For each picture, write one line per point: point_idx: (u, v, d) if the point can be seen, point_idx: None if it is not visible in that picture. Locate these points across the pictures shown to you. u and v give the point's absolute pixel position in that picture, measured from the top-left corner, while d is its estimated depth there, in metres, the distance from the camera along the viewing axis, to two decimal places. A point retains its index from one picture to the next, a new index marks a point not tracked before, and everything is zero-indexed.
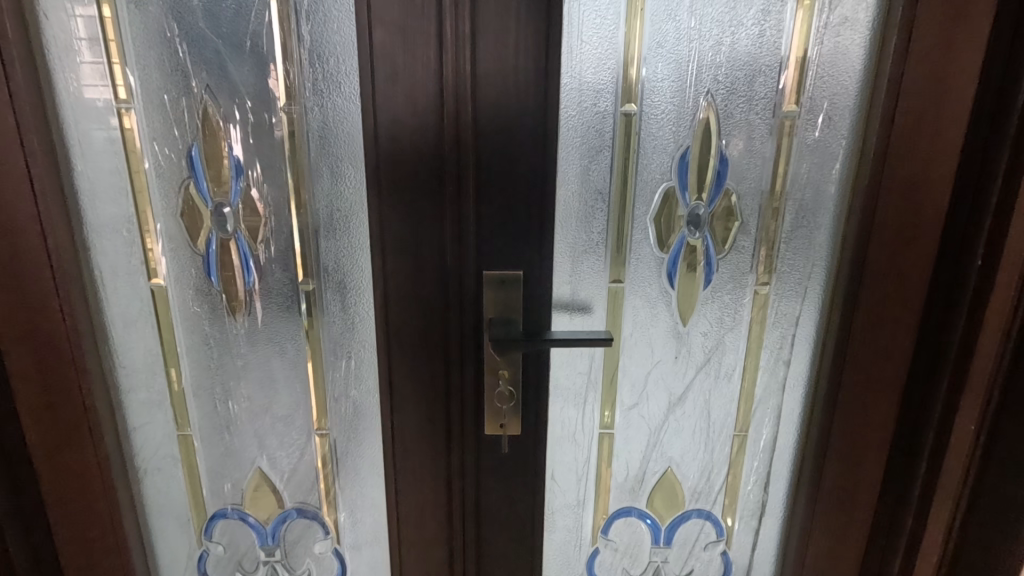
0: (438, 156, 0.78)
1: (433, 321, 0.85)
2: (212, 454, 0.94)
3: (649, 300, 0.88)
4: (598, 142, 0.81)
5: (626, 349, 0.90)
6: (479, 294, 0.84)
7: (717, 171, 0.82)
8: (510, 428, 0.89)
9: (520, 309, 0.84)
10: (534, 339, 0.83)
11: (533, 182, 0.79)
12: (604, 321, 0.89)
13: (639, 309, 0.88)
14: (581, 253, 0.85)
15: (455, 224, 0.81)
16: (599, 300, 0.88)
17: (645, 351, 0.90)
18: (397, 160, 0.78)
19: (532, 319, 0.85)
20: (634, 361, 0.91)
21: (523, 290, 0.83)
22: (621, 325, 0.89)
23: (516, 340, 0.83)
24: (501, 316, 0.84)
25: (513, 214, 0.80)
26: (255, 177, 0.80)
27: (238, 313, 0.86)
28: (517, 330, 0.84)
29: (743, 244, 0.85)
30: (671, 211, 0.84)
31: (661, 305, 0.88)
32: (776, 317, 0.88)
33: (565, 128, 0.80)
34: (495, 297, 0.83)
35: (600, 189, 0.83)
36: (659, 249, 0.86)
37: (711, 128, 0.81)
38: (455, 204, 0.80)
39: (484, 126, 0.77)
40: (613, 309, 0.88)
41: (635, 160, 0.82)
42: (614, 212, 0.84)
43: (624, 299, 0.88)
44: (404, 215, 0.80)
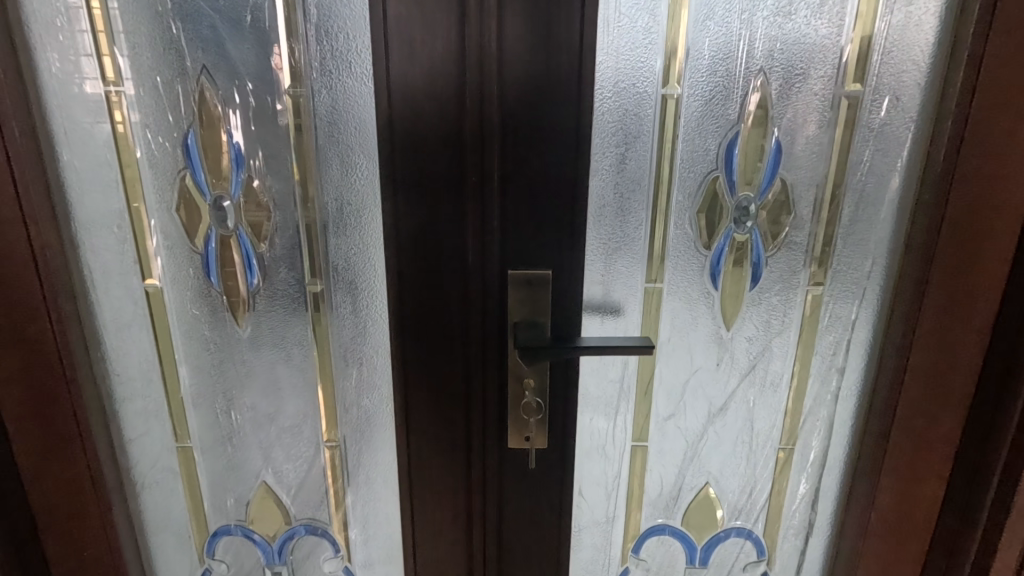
0: (459, 143, 0.70)
1: (452, 325, 0.77)
2: (213, 467, 0.87)
3: (690, 301, 0.80)
4: (636, 127, 0.73)
5: (663, 355, 0.83)
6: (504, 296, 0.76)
7: (770, 159, 0.75)
8: (536, 441, 0.82)
9: (550, 312, 0.77)
10: (566, 344, 0.75)
11: (565, 172, 0.71)
12: (640, 324, 0.81)
13: (679, 311, 0.81)
14: (615, 250, 0.78)
15: (477, 219, 0.73)
16: (635, 302, 0.80)
17: (684, 357, 0.83)
18: (414, 147, 0.70)
19: (562, 322, 0.78)
20: (671, 369, 0.84)
21: (552, 291, 0.76)
22: (658, 329, 0.82)
23: (547, 346, 0.75)
24: (528, 320, 0.76)
25: (541, 207, 0.73)
26: (256, 167, 0.72)
27: (240, 317, 0.79)
28: (547, 335, 0.77)
29: (795, 240, 0.78)
30: (718, 203, 0.76)
31: (703, 307, 0.81)
32: (832, 318, 0.80)
33: (600, 111, 0.72)
34: (521, 299, 0.76)
35: (637, 179, 0.75)
36: (702, 245, 0.78)
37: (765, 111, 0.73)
38: (478, 196, 0.72)
39: (512, 108, 0.69)
40: (649, 311, 0.81)
41: (676, 147, 0.74)
42: (651, 205, 0.76)
43: (662, 301, 0.80)
44: (422, 208, 0.72)
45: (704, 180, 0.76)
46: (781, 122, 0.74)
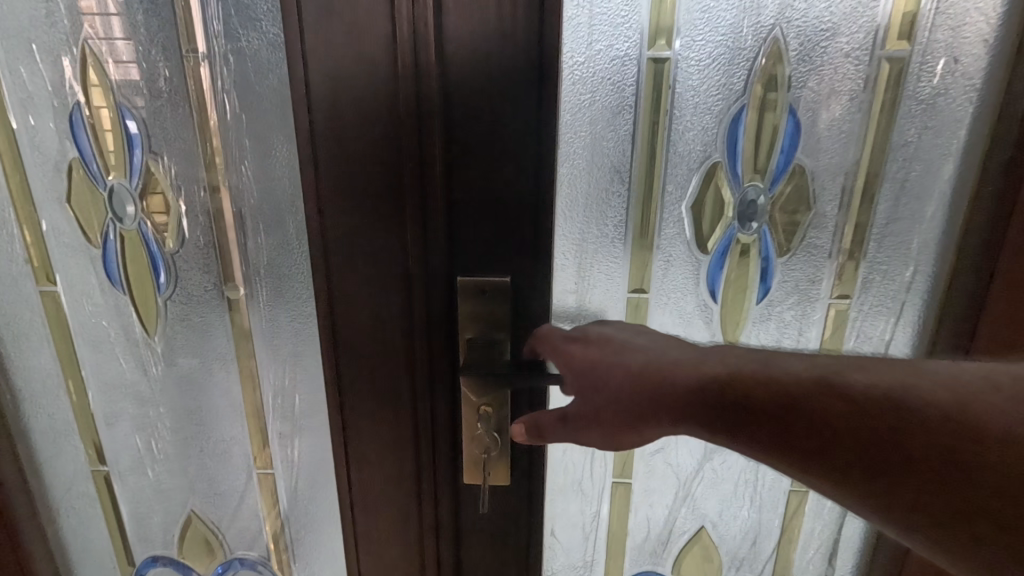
0: (393, 119, 0.57)
1: (394, 342, 0.65)
2: (133, 493, 0.77)
3: (683, 315, 0.69)
4: (616, 99, 0.61)
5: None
6: (453, 308, 0.63)
7: (784, 139, 0.62)
8: (497, 478, 0.69)
9: (508, 331, 0.63)
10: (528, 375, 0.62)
11: (524, 157, 0.58)
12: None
13: (670, 327, 0.70)
14: (592, 250, 0.66)
15: (417, 215, 0.60)
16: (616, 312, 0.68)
17: None
18: (339, 126, 0.57)
19: (524, 344, 0.64)
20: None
21: (512, 303, 0.62)
22: None
23: (503, 377, 0.63)
24: (484, 337, 0.63)
25: (496, 201, 0.59)
26: (155, 149, 0.61)
27: (150, 326, 0.68)
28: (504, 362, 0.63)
29: (816, 242, 0.66)
30: (717, 197, 0.65)
31: (698, 322, 0.70)
32: (855, 334, 0.68)
33: (569, 81, 0.60)
34: (473, 312, 0.62)
35: (617, 165, 0.63)
36: (698, 249, 0.67)
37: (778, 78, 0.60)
38: (417, 186, 0.59)
39: (456, 76, 0.56)
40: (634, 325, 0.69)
41: (664, 125, 0.62)
42: (633, 196, 0.65)
43: (648, 312, 0.69)
44: (352, 201, 0.60)
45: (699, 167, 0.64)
46: (796, 91, 0.60)
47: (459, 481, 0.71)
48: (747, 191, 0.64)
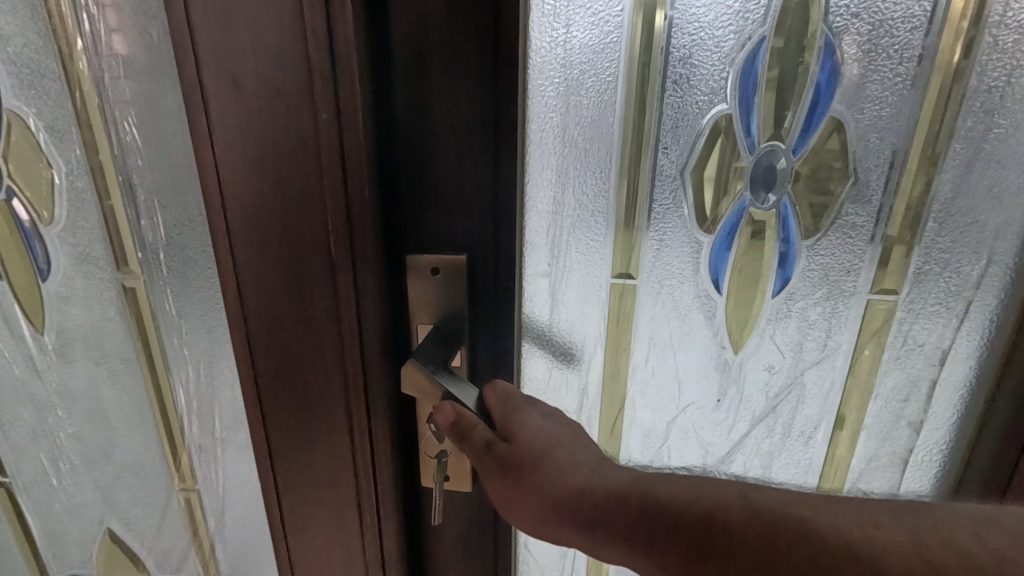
0: (301, 61, 0.43)
1: (320, 343, 0.52)
2: (40, 507, 0.67)
3: (679, 307, 0.60)
4: (597, 36, 0.50)
5: (636, 389, 0.64)
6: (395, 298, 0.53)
7: (815, 90, 0.52)
8: (459, 482, 0.60)
9: (465, 333, 0.53)
10: (470, 396, 0.51)
11: (478, 113, 0.45)
12: (604, 334, 0.61)
13: (664, 321, 0.60)
14: (568, 225, 0.56)
15: (337, 187, 0.46)
16: (596, 305, 0.60)
17: (671, 389, 0.63)
18: (232, 72, 0.44)
19: (483, 349, 0.55)
20: (650, 406, 0.64)
21: (468, 288, 0.52)
22: (632, 346, 0.61)
23: (445, 393, 0.50)
24: (437, 321, 0.53)
25: (444, 170, 0.48)
26: (17, 101, 0.49)
27: (36, 318, 0.57)
28: (450, 375, 0.51)
29: (852, 219, 0.55)
30: (725, 162, 0.55)
31: (698, 316, 0.60)
32: (899, 338, 0.58)
33: (540, 9, 0.48)
34: (424, 294, 0.52)
35: (597, 119, 0.53)
36: (699, 228, 0.57)
37: (815, 12, 0.50)
38: (336, 150, 0.45)
39: (393, 9, 0.44)
40: (617, 312, 0.60)
41: (656, 67, 0.51)
42: (617, 158, 0.54)
43: (635, 302, 0.60)
44: (255, 164, 0.46)
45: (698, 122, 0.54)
46: (838, 22, 0.50)
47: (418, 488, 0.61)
48: (767, 154, 0.55)
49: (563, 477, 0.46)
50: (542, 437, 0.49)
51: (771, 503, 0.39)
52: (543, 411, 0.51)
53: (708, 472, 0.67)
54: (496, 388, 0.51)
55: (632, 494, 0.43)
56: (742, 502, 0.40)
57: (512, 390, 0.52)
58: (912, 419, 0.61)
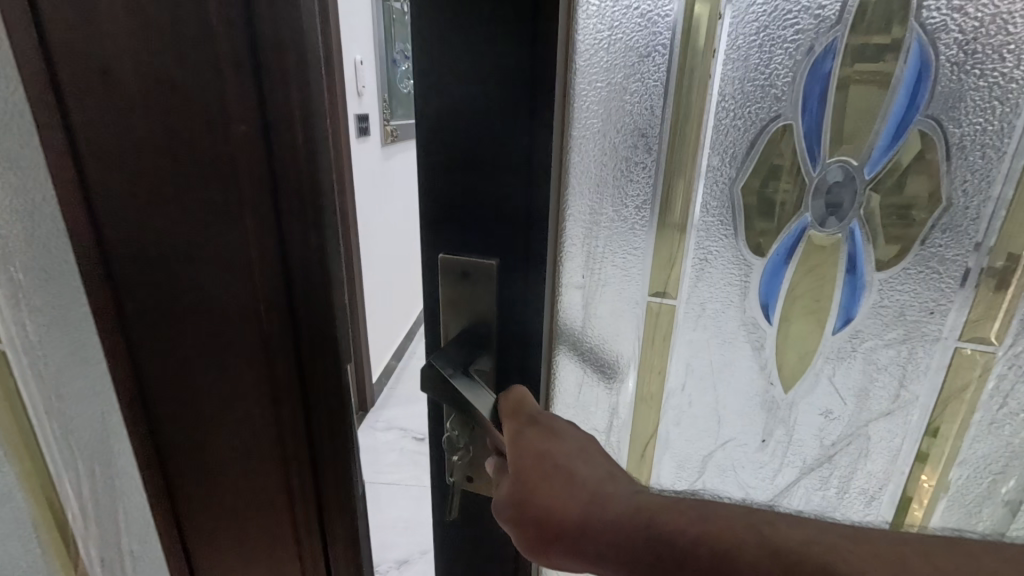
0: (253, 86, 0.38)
1: (253, 406, 0.47)
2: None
3: (723, 334, 0.53)
4: (644, 36, 0.44)
5: (668, 420, 0.57)
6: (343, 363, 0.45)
7: (896, 102, 0.44)
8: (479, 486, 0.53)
9: (494, 337, 0.47)
10: (489, 402, 0.46)
11: (517, 126, 0.39)
12: (637, 351, 0.54)
13: (704, 346, 0.53)
14: (603, 243, 0.49)
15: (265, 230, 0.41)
16: (631, 317, 0.52)
17: (708, 420, 0.56)
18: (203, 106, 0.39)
19: (513, 363, 0.48)
20: (685, 435, 0.57)
21: (499, 291, 0.45)
22: (667, 374, 0.55)
23: (460, 401, 0.45)
24: (467, 326, 0.47)
25: (478, 180, 0.41)
26: None
27: None
28: (469, 380, 0.46)
29: (938, 249, 0.47)
30: (782, 180, 0.48)
31: (744, 347, 0.53)
32: (996, 401, 0.50)
33: (586, 11, 0.41)
34: (453, 296, 0.46)
35: (641, 129, 0.46)
36: (749, 249, 0.50)
37: (899, 11, 0.42)
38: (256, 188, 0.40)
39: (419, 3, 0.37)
40: (652, 337, 0.53)
41: (708, 72, 0.45)
42: (661, 169, 0.48)
43: (675, 325, 0.53)
44: (185, 217, 0.42)
45: (754, 128, 0.46)
46: (933, 19, 0.42)
47: (444, 499, 0.57)
48: (831, 171, 0.47)
49: (563, 507, 0.40)
50: (537, 460, 0.42)
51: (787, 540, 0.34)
52: (553, 427, 0.44)
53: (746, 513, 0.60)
54: (512, 393, 0.46)
55: (636, 517, 0.37)
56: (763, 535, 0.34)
57: (529, 399, 0.46)
58: (1010, 498, 0.53)
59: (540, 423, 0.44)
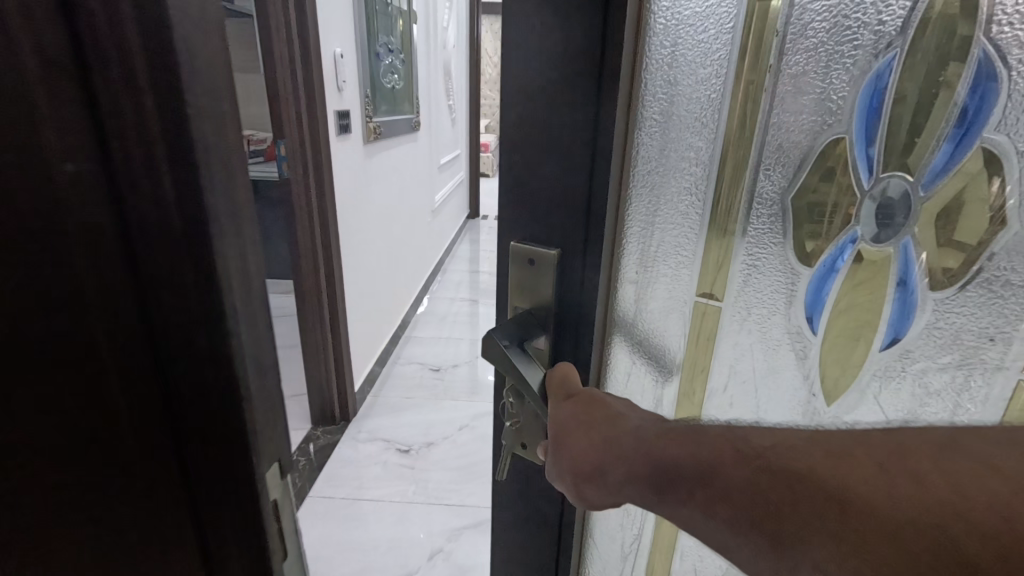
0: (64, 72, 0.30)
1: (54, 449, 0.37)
2: None
3: (767, 338, 0.55)
4: (703, 57, 0.49)
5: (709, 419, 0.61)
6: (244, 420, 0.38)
7: (956, 118, 0.42)
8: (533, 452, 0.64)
9: (551, 319, 0.56)
10: (540, 376, 0.55)
11: (580, 142, 0.48)
12: (682, 350, 0.60)
13: (748, 350, 0.57)
14: (656, 240, 0.56)
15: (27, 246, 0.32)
16: (677, 317, 0.59)
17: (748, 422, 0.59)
18: None
19: (567, 341, 0.57)
20: None
21: (558, 279, 0.54)
22: (709, 367, 0.60)
23: (514, 370, 0.54)
24: (530, 308, 0.56)
25: (543, 191, 0.51)
26: None
27: None
28: (524, 354, 0.55)
29: (1009, 278, 0.42)
30: (833, 192, 0.48)
31: (787, 351, 0.55)
32: None
33: (654, 28, 0.47)
34: (520, 281, 0.56)
35: (696, 142, 0.52)
36: (795, 256, 0.52)
37: (966, 22, 0.40)
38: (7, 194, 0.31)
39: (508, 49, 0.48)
40: (696, 334, 0.59)
41: (763, 84, 0.48)
42: (712, 177, 0.52)
43: (718, 324, 0.57)
44: None
45: (807, 140, 0.48)
46: (1004, 35, 0.39)
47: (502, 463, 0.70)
48: (887, 189, 0.46)
49: (584, 455, 0.46)
50: (566, 425, 0.49)
51: (754, 443, 0.36)
52: (583, 394, 0.50)
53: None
54: (555, 371, 0.54)
55: (637, 458, 0.41)
56: (742, 454, 0.35)
57: (570, 372, 0.53)
58: None
59: (574, 394, 0.51)
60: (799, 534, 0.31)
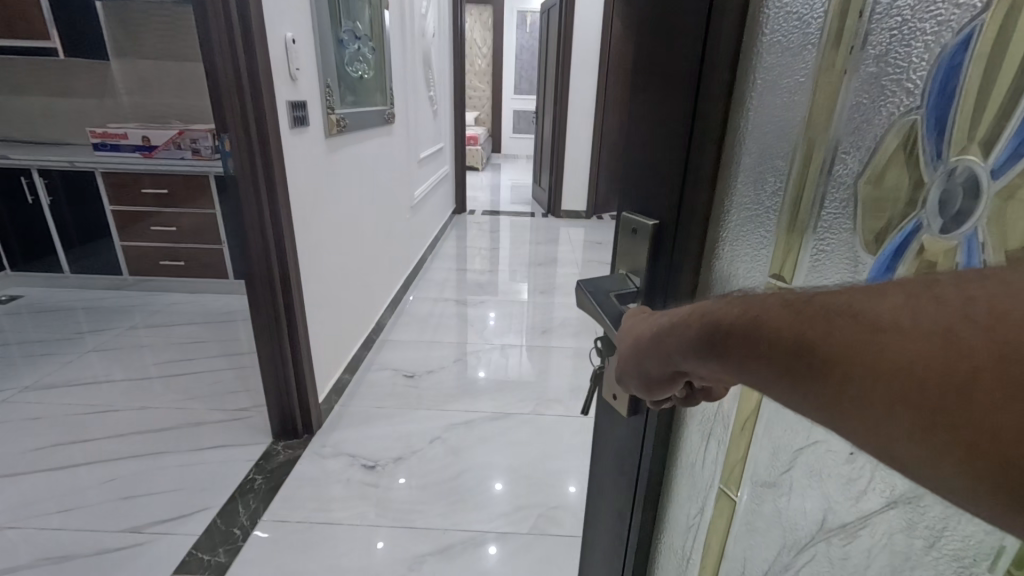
0: None
1: None
2: None
3: None
4: (798, 39, 0.47)
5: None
6: None
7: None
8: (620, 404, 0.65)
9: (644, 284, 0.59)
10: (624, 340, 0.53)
11: (671, 126, 0.51)
12: None
13: None
14: (743, 222, 0.55)
15: None
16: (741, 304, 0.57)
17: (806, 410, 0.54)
18: None
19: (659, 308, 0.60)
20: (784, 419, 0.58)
21: (653, 248, 0.57)
22: None
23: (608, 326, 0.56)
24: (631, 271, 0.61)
25: (654, 169, 0.55)
26: None
27: None
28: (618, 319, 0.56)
29: None
30: (899, 179, 0.41)
31: None
32: None
33: (757, 13, 0.48)
34: (626, 245, 0.61)
35: (786, 126, 0.50)
36: (862, 247, 0.46)
37: None
38: None
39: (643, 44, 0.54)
40: None
41: (846, 68, 0.45)
42: (794, 161, 0.50)
43: None
44: None
45: (878, 128, 0.43)
46: None
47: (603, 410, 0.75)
48: (956, 173, 0.37)
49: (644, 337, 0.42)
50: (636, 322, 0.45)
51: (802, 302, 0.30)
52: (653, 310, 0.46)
53: (826, 533, 0.54)
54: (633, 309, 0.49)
55: (687, 329, 0.36)
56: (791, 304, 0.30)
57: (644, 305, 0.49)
58: None
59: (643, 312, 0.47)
60: (830, 381, 0.27)
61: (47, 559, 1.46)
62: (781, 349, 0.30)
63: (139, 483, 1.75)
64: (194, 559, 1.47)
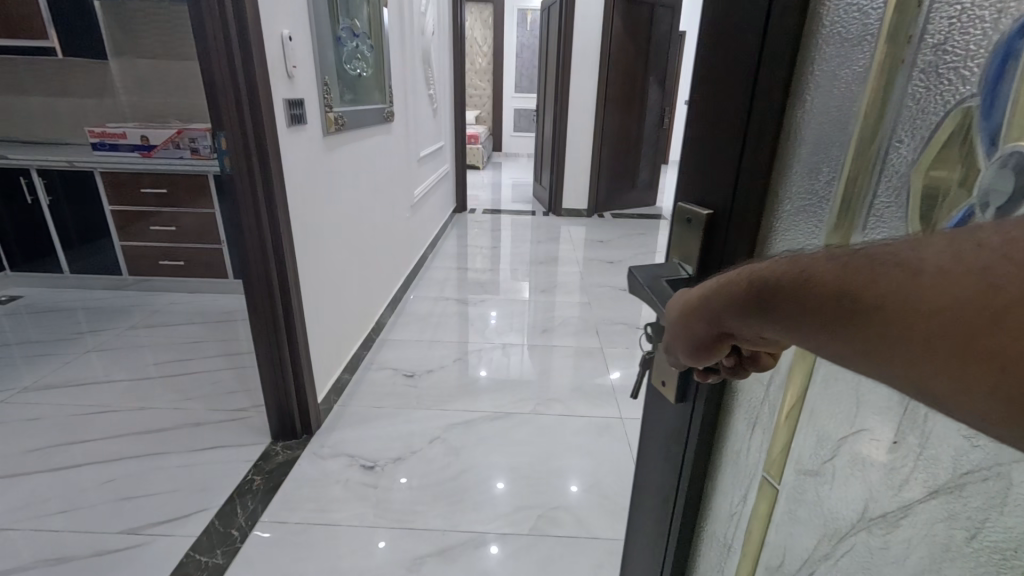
0: None
1: None
2: None
3: None
4: (856, 31, 0.45)
5: (822, 373, 0.56)
6: None
7: None
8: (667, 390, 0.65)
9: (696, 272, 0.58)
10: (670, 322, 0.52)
11: (731, 119, 0.52)
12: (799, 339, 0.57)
13: None
14: (792, 216, 0.53)
15: None
16: None
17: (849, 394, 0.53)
18: None
19: None
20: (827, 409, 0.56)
21: (708, 236, 0.56)
22: None
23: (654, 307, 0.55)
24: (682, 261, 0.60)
25: (712, 163, 0.55)
26: None
27: None
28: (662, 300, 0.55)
29: None
30: (953, 168, 0.40)
31: None
32: None
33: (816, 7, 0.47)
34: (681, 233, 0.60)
35: (842, 119, 0.48)
36: None
37: None
38: None
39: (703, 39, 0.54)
40: None
41: (903, 59, 0.43)
42: (851, 153, 0.48)
43: None
44: None
45: (935, 118, 0.41)
46: None
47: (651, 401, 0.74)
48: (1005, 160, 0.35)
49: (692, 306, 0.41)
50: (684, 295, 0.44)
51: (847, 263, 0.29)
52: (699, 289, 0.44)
53: (866, 523, 0.53)
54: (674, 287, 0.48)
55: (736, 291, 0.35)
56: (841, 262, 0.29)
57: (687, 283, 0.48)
58: None
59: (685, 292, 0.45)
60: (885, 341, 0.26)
61: (45, 561, 1.45)
62: (824, 308, 0.28)
63: (139, 483, 1.75)
64: (192, 560, 1.46)
